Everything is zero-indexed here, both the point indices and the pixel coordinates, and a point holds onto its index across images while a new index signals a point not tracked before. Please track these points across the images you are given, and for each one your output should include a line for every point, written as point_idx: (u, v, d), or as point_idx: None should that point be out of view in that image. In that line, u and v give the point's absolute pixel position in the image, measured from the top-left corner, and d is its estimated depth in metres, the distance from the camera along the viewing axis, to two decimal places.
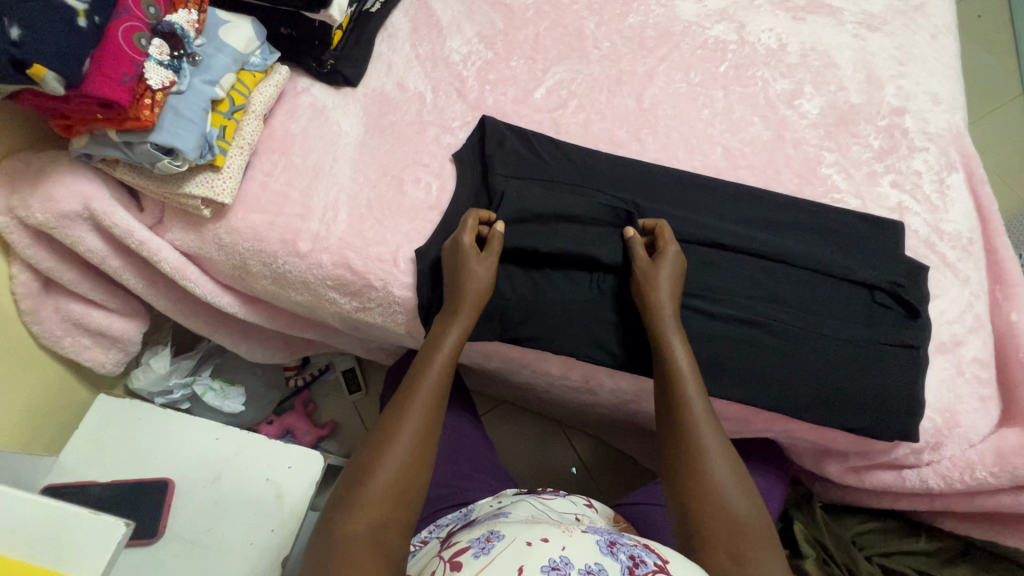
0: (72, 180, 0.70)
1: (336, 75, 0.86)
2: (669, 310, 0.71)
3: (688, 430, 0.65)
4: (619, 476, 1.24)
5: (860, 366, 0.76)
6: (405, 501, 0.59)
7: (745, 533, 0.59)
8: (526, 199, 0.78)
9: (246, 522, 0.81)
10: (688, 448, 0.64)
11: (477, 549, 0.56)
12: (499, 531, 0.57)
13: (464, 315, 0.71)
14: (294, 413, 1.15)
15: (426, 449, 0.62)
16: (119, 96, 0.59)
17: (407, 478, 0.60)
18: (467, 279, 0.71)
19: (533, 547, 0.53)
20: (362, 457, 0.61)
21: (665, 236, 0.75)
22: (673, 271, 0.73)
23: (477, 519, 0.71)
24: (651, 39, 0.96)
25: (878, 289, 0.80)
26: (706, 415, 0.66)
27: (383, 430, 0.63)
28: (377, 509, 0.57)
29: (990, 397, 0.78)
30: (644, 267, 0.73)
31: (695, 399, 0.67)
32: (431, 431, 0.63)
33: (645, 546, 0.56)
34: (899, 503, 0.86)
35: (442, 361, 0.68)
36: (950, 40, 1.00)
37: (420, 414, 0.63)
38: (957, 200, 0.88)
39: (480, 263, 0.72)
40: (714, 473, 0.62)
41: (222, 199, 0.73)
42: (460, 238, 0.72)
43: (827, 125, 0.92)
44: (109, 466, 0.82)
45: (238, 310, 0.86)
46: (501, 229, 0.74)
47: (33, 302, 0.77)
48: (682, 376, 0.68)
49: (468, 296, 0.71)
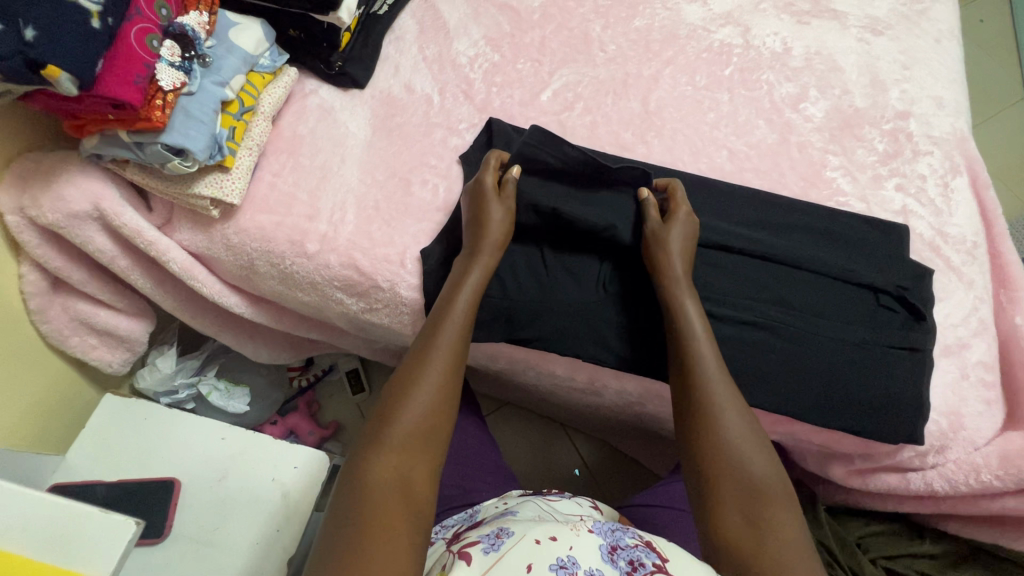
0: (81, 179, 0.70)
1: (344, 77, 0.87)
2: (681, 268, 0.72)
3: (704, 386, 0.65)
4: (622, 478, 1.24)
5: (865, 369, 0.76)
6: (434, 443, 0.60)
7: (766, 487, 0.59)
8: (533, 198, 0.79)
9: (252, 522, 0.81)
10: (706, 403, 0.64)
11: (487, 544, 0.58)
12: (510, 528, 0.58)
13: (483, 261, 0.72)
14: (298, 413, 1.16)
15: (450, 393, 0.63)
16: (131, 96, 0.60)
17: (432, 422, 0.60)
18: (489, 224, 0.73)
19: (542, 545, 0.54)
20: (382, 406, 0.61)
21: (677, 197, 0.77)
22: (687, 230, 0.75)
23: (483, 519, 0.71)
24: (657, 42, 0.96)
25: (884, 292, 0.80)
26: (720, 370, 0.66)
27: (405, 380, 0.62)
28: (406, 454, 0.58)
29: (994, 401, 0.79)
30: (657, 227, 0.74)
31: (708, 356, 0.67)
32: (454, 376, 0.64)
33: (646, 545, 0.57)
34: (903, 505, 0.86)
35: (460, 309, 0.68)
36: (954, 44, 1.00)
37: (443, 360, 0.64)
38: (961, 204, 0.88)
39: (501, 210, 0.74)
40: (732, 427, 0.63)
41: (231, 199, 0.73)
42: (482, 179, 0.76)
43: (832, 129, 0.92)
44: (116, 466, 0.83)
45: (245, 310, 0.86)
46: (515, 175, 0.77)
47: (41, 302, 0.78)
48: (696, 334, 0.68)
49: (487, 246, 0.72)
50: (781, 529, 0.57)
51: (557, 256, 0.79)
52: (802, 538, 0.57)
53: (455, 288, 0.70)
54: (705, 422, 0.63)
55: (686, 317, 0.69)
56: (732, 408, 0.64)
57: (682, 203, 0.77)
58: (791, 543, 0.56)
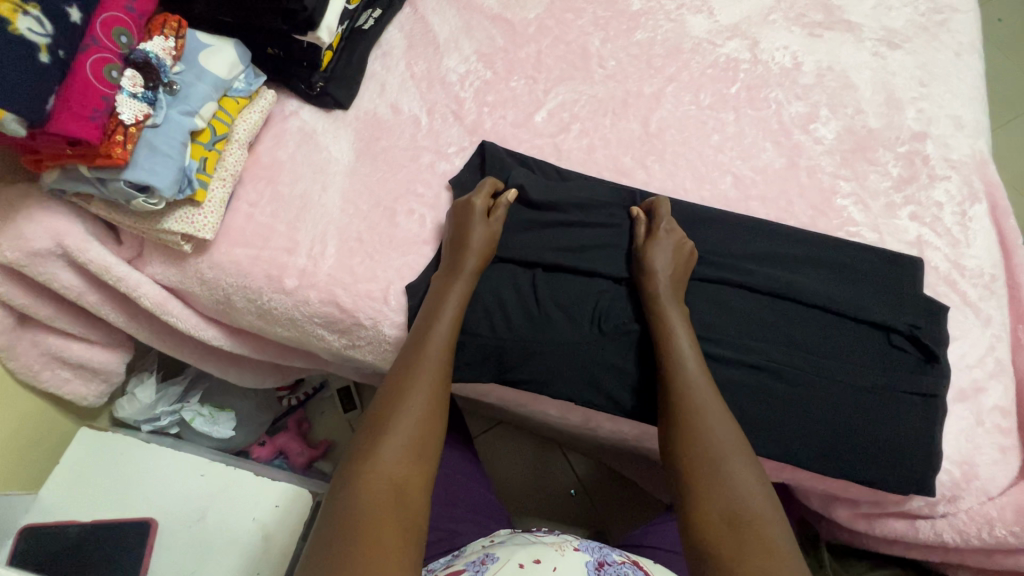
0: (44, 215, 0.67)
1: (326, 98, 0.82)
2: (667, 285, 0.70)
3: (685, 393, 0.64)
4: (620, 501, 1.20)
5: (875, 416, 0.72)
6: (428, 449, 0.57)
7: (749, 493, 0.56)
8: (523, 242, 0.76)
9: (231, 563, 0.78)
10: (687, 410, 0.63)
11: (472, 571, 0.60)
12: (494, 554, 0.61)
13: (468, 273, 0.70)
14: (287, 433, 1.11)
15: (441, 397, 0.61)
16: (89, 134, 0.56)
17: (426, 427, 0.58)
18: (470, 240, 0.71)
19: (525, 568, 0.57)
20: (372, 415, 0.59)
21: (662, 212, 0.74)
22: (670, 247, 0.72)
23: (471, 544, 0.72)
24: (659, 57, 0.91)
25: (896, 331, 0.75)
26: (704, 377, 0.65)
27: (394, 386, 0.61)
28: (399, 459, 0.55)
29: (1011, 448, 0.74)
30: (648, 249, 0.72)
31: (694, 367, 0.65)
32: (444, 383, 0.62)
33: (634, 563, 0.61)
34: (912, 551, 0.82)
35: (446, 315, 0.67)
36: (975, 58, 0.94)
37: (434, 365, 0.62)
38: (979, 233, 0.83)
39: (485, 227, 0.72)
40: (721, 433, 0.60)
41: (203, 235, 0.69)
42: (471, 202, 0.73)
43: (843, 151, 0.87)
44: (91, 505, 0.80)
45: (224, 343, 0.82)
46: (512, 196, 0.76)
47: (7, 338, 0.74)
48: (682, 346, 0.67)
49: (470, 257, 0.70)
50: (769, 534, 0.54)
51: (550, 291, 0.74)
52: (791, 545, 0.53)
53: (439, 297, 0.68)
54: (690, 430, 0.61)
55: (670, 330, 0.68)
56: (714, 413, 0.62)
57: (665, 216, 0.74)
58: (779, 551, 0.52)
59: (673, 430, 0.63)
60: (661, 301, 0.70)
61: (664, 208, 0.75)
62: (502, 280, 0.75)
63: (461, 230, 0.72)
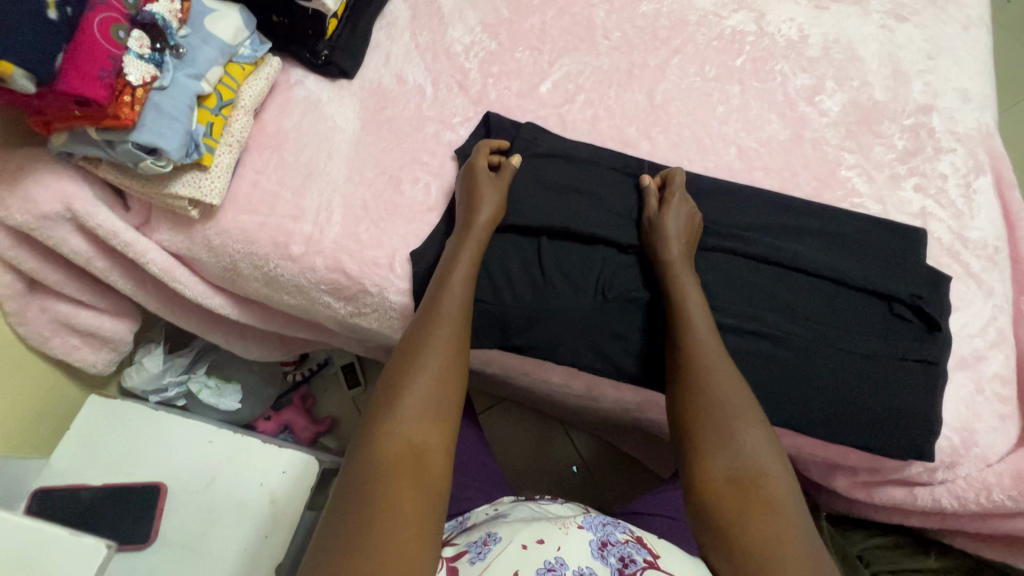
0: (52, 178, 0.67)
1: (331, 67, 0.82)
2: (678, 251, 0.71)
3: (694, 353, 0.64)
4: (621, 478, 1.21)
5: (876, 382, 0.73)
6: (446, 410, 0.57)
7: (760, 458, 0.57)
8: (529, 207, 0.76)
9: (238, 529, 0.80)
10: (702, 367, 0.63)
11: (475, 553, 0.58)
12: (496, 534, 0.60)
13: (477, 234, 0.70)
14: (293, 408, 1.14)
15: (456, 361, 0.60)
16: (97, 93, 0.56)
17: (441, 393, 0.58)
18: (480, 206, 0.71)
19: (529, 550, 0.56)
20: (385, 383, 0.59)
21: (676, 183, 0.75)
22: (683, 214, 0.73)
23: (473, 524, 0.71)
24: (665, 29, 0.90)
25: (898, 301, 0.76)
26: (716, 343, 0.65)
27: (409, 350, 0.61)
28: (415, 421, 0.55)
29: (1010, 416, 0.75)
30: (655, 216, 0.73)
31: (700, 328, 0.66)
32: (460, 345, 0.62)
33: (637, 542, 0.59)
34: (910, 519, 0.83)
35: (456, 277, 0.66)
36: (982, 32, 0.94)
37: (451, 324, 0.62)
38: (983, 206, 0.83)
39: (492, 188, 0.73)
40: (732, 391, 0.61)
41: (210, 200, 0.70)
42: (476, 163, 0.75)
43: (848, 124, 0.87)
44: (102, 470, 0.81)
45: (231, 311, 0.83)
46: (515, 162, 0.77)
47: (18, 304, 0.75)
48: (691, 307, 0.67)
49: (479, 218, 0.70)
50: (774, 491, 0.54)
51: (554, 260, 0.75)
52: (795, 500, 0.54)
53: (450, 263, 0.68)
54: (698, 388, 0.62)
55: (686, 294, 0.68)
56: (722, 375, 0.62)
57: (677, 186, 0.75)
58: (782, 505, 0.54)
59: (682, 389, 0.64)
60: (673, 265, 0.70)
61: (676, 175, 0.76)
62: (506, 248, 0.76)
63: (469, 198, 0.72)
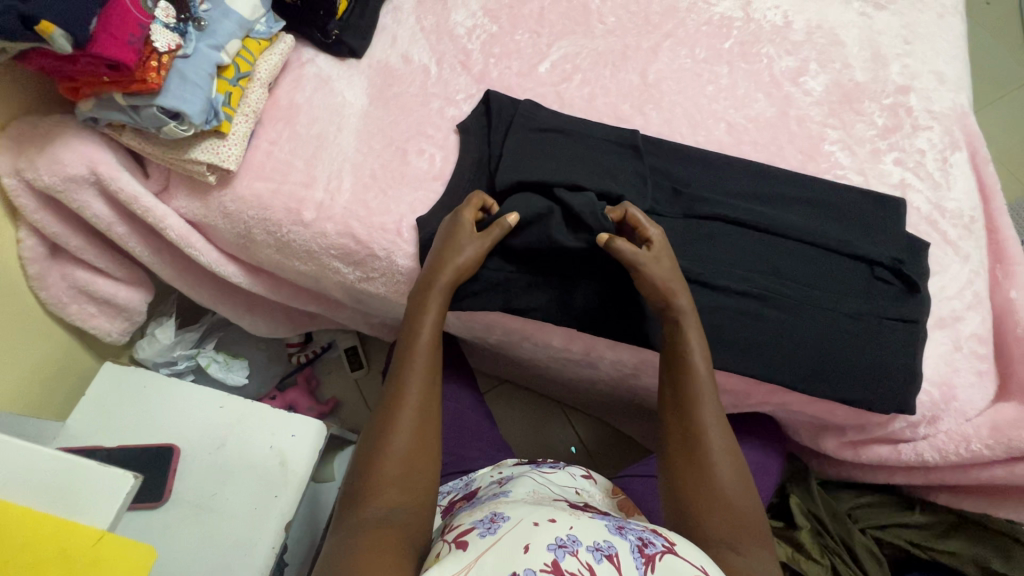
0: (78, 143, 0.73)
1: (342, 46, 0.88)
2: (687, 302, 0.70)
3: (692, 420, 0.64)
4: (618, 456, 1.24)
5: (859, 340, 0.77)
6: (415, 479, 0.58)
7: (749, 521, 0.59)
8: (543, 170, 0.79)
9: (249, 490, 0.81)
10: (698, 436, 0.63)
11: (483, 529, 0.52)
12: (505, 511, 0.53)
13: (443, 284, 0.69)
14: (297, 389, 1.16)
15: (427, 432, 0.61)
16: (127, 57, 0.60)
17: (409, 467, 0.59)
18: (455, 255, 0.70)
19: (540, 527, 0.50)
20: (359, 460, 0.60)
21: (642, 223, 0.73)
22: (666, 257, 0.71)
23: (479, 488, 0.74)
24: (657, 15, 0.95)
25: (879, 264, 0.80)
26: (716, 406, 0.65)
27: (381, 413, 0.62)
28: (387, 503, 0.56)
29: (986, 372, 0.79)
30: (648, 263, 0.69)
31: (705, 389, 0.65)
32: (429, 413, 0.63)
33: (653, 529, 0.53)
34: (894, 477, 0.87)
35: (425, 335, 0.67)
36: (957, 20, 0.99)
37: (415, 396, 0.62)
38: (959, 178, 0.88)
39: (473, 238, 0.71)
40: (724, 465, 0.62)
41: (227, 165, 0.75)
42: (461, 215, 0.72)
43: (831, 103, 0.91)
44: (117, 433, 0.84)
45: (243, 280, 0.88)
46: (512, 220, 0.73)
47: (39, 268, 0.81)
48: (697, 368, 0.67)
49: (447, 270, 0.69)
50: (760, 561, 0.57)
51: None
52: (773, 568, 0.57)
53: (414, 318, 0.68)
54: (694, 456, 0.63)
55: (687, 355, 0.67)
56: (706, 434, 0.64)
57: (659, 245, 0.72)
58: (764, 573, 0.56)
59: (681, 451, 0.64)
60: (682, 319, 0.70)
61: (652, 228, 0.72)
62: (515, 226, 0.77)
63: (450, 242, 0.71)
